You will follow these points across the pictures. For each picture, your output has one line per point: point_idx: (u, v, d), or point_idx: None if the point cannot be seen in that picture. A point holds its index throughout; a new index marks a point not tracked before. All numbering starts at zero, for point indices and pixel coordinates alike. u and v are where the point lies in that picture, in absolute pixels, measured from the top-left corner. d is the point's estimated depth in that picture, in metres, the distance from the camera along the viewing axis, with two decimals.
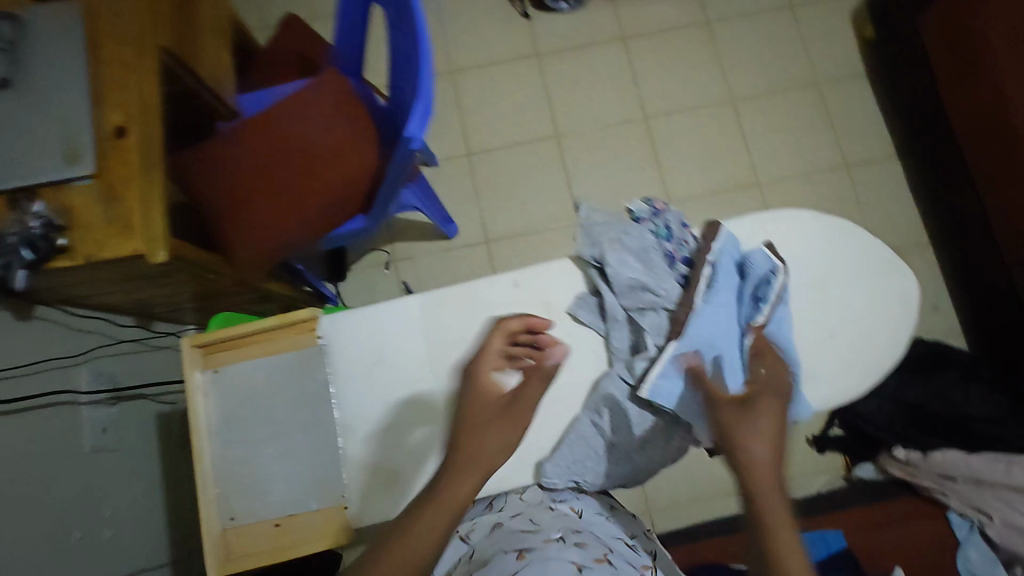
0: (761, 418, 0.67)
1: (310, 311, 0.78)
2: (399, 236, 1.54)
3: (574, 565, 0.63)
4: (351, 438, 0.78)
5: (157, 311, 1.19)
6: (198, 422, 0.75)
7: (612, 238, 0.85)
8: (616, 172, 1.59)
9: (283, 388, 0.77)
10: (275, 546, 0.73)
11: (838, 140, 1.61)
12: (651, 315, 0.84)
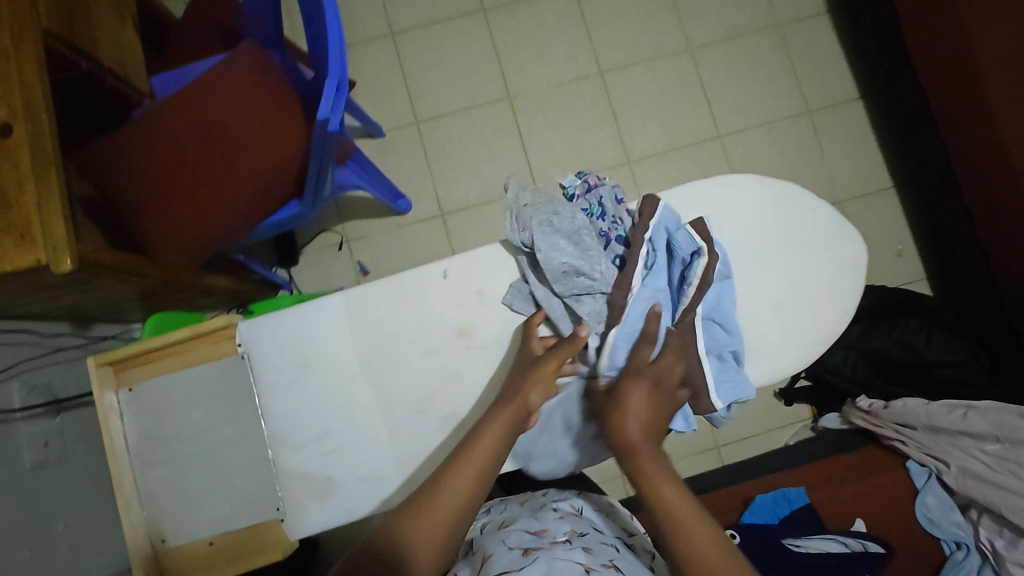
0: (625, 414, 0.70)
1: (224, 319, 0.75)
2: (350, 216, 1.48)
3: (581, 566, 0.63)
4: (283, 448, 0.75)
5: (92, 314, 1.13)
6: (115, 444, 0.72)
7: (541, 220, 0.76)
8: (573, 132, 1.52)
9: (202, 402, 0.74)
10: (211, 564, 0.72)
11: (799, 85, 1.55)
12: (590, 300, 0.77)
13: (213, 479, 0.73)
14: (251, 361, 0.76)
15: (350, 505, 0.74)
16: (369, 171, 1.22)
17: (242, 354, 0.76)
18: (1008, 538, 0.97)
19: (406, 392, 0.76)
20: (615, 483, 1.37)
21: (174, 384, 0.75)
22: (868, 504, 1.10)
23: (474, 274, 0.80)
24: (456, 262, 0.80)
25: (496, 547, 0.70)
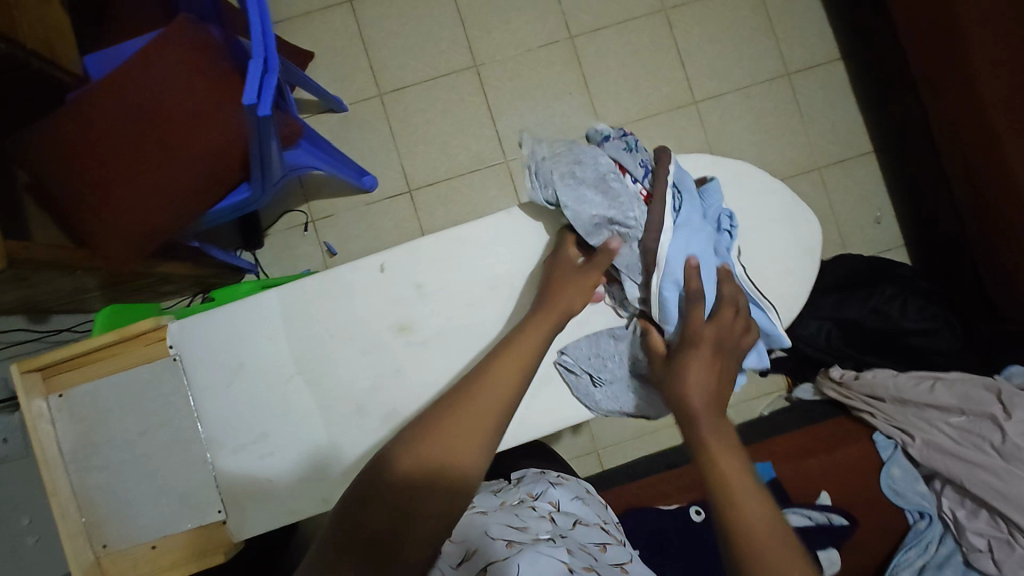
0: (687, 368, 0.65)
1: (151, 321, 0.73)
2: (314, 195, 1.43)
3: (564, 565, 0.60)
4: (222, 450, 0.74)
5: (47, 308, 1.10)
6: (46, 451, 0.71)
7: (563, 172, 0.71)
8: (543, 100, 1.46)
9: (134, 406, 0.73)
10: (155, 567, 0.72)
11: (778, 46, 1.49)
12: (627, 248, 0.72)
13: (150, 484, 0.72)
14: (182, 363, 0.74)
15: (291, 506, 0.73)
16: (325, 152, 1.17)
17: (173, 356, 0.74)
18: (969, 509, 0.99)
19: (346, 389, 0.75)
20: (590, 458, 1.37)
21: (104, 390, 0.73)
22: (837, 477, 1.09)
23: (414, 266, 0.77)
24: (395, 254, 0.77)
25: (478, 537, 0.64)
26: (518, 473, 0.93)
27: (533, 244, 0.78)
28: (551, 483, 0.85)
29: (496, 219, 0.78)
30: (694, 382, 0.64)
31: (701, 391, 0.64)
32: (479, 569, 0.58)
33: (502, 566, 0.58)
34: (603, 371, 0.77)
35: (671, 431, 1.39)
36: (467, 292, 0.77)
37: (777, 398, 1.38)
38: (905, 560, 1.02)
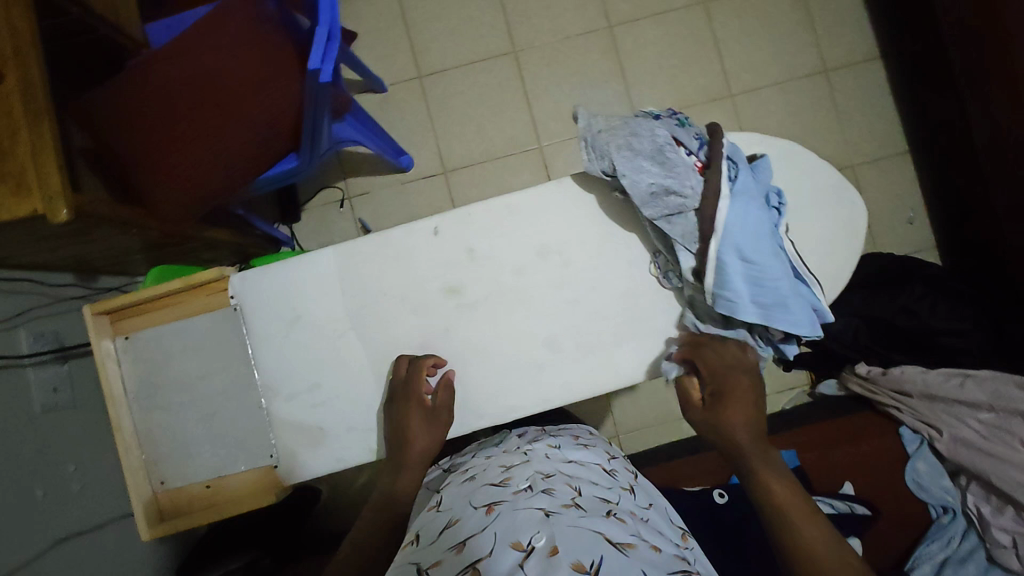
0: (728, 413, 0.72)
1: (213, 272, 0.75)
2: (350, 172, 1.46)
3: (541, 511, 0.62)
4: (275, 398, 0.77)
5: (97, 266, 1.15)
6: (113, 389, 0.75)
7: (619, 144, 0.73)
8: (579, 88, 1.48)
9: (196, 352, 0.77)
10: (208, 506, 0.76)
11: (818, 43, 1.49)
12: (683, 219, 0.73)
13: (207, 426, 0.76)
14: (242, 313, 0.77)
15: (341, 454, 0.77)
16: (368, 128, 1.21)
17: (234, 305, 0.77)
18: (994, 505, 0.99)
19: (400, 344, 0.78)
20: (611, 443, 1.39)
21: (168, 334, 0.77)
22: (860, 469, 1.10)
23: (467, 229, 0.79)
24: (448, 218, 0.79)
25: (462, 510, 0.67)
26: (516, 430, 0.96)
27: (581, 217, 0.79)
28: (552, 438, 0.90)
29: (547, 189, 0.80)
30: (738, 426, 0.72)
31: (747, 434, 0.72)
32: (461, 541, 0.61)
33: (480, 536, 0.60)
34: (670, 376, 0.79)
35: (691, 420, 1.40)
36: (515, 259, 0.79)
37: (798, 392, 1.40)
38: (925, 552, 1.02)
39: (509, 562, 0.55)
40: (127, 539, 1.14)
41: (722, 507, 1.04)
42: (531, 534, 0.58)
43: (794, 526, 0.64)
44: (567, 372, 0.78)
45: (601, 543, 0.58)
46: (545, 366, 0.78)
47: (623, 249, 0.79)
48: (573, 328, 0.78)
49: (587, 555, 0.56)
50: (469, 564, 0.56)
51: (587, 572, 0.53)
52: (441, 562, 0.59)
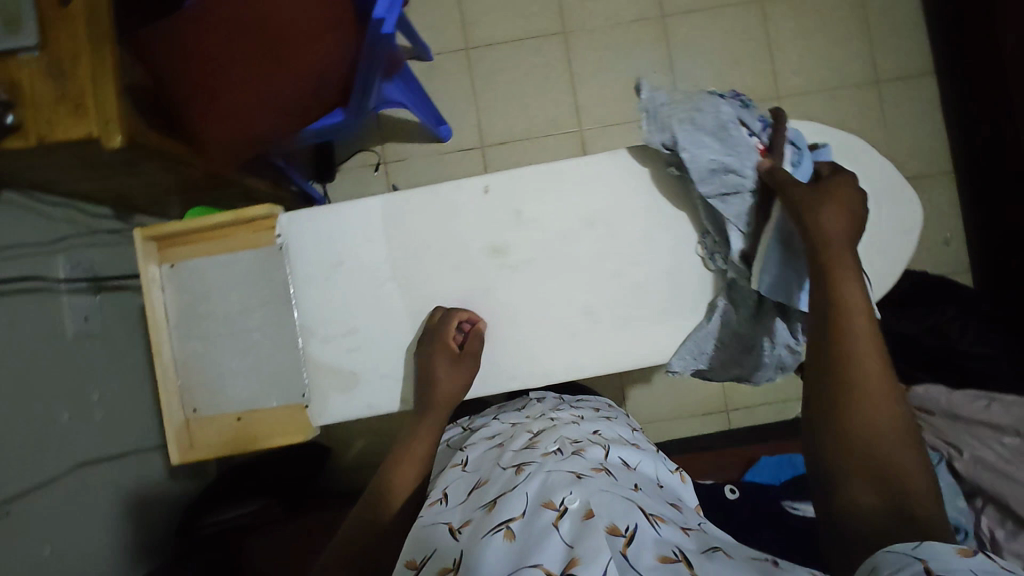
0: (824, 206, 0.67)
1: (263, 210, 0.76)
2: (389, 135, 1.46)
3: (572, 474, 0.62)
4: (313, 338, 0.79)
5: (136, 202, 1.16)
6: (156, 314, 0.78)
7: (683, 118, 0.73)
8: (625, 76, 1.46)
9: (236, 288, 0.79)
10: (237, 439, 0.78)
11: (872, 52, 1.46)
12: (738, 201, 0.73)
13: (244, 359, 0.79)
14: (286, 254, 0.78)
15: (370, 402, 0.79)
16: (415, 92, 1.22)
17: (279, 246, 0.78)
18: (1009, 529, 0.97)
19: (438, 297, 0.79)
20: None
21: (213, 266, 0.79)
22: None
23: (516, 192, 0.79)
24: (499, 176, 0.79)
25: (489, 472, 0.69)
26: (535, 399, 0.97)
27: (629, 192, 0.79)
28: (573, 408, 0.91)
29: (601, 159, 0.79)
30: (832, 218, 0.66)
31: (843, 261, 0.65)
32: (491, 501, 0.62)
33: (511, 493, 0.61)
34: (703, 360, 0.78)
35: (703, 419, 1.40)
36: (560, 225, 0.79)
37: None
38: None
39: (544, 520, 0.55)
40: (140, 474, 1.15)
41: (731, 503, 1.04)
42: (563, 495, 0.58)
43: (853, 351, 0.63)
44: (600, 343, 0.79)
45: (634, 511, 0.57)
46: (579, 334, 0.79)
47: (667, 229, 0.79)
48: (608, 302, 0.79)
49: (623, 520, 0.55)
50: (500, 524, 0.56)
51: (621, 535, 0.53)
52: (472, 520, 0.60)
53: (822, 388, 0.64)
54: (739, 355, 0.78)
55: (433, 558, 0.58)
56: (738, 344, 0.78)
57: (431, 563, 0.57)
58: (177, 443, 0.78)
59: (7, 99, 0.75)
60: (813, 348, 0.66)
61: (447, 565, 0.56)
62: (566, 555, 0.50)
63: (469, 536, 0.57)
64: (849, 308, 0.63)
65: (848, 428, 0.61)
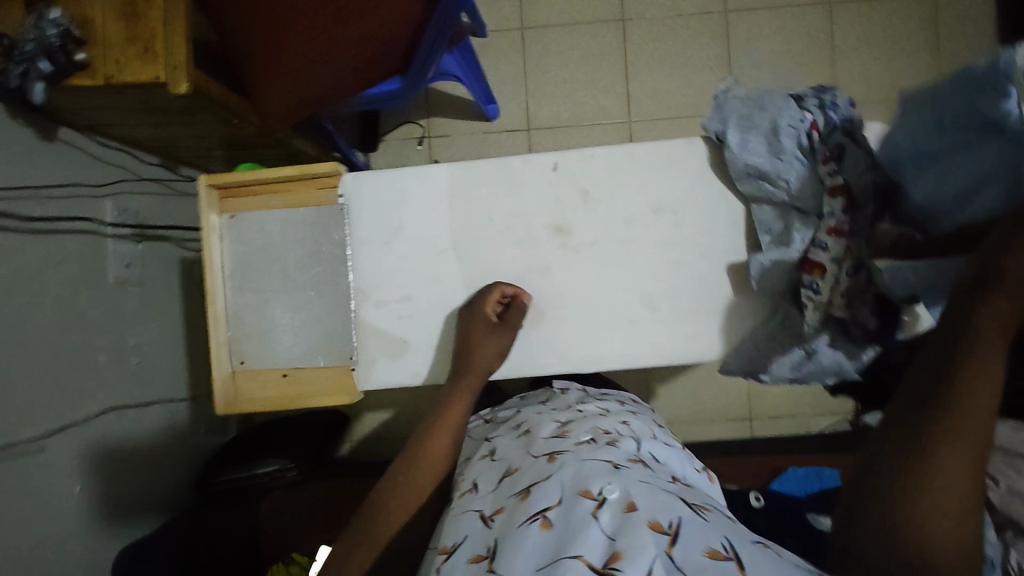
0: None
1: (328, 168, 0.78)
2: (437, 110, 1.45)
3: (608, 463, 0.62)
4: (366, 303, 0.81)
5: (184, 154, 1.17)
6: (213, 262, 0.81)
7: (741, 115, 0.72)
8: (680, 70, 1.43)
9: (292, 245, 0.81)
10: (281, 393, 0.81)
11: (938, 67, 1.41)
12: (768, 205, 0.73)
13: (295, 317, 0.81)
14: (345, 214, 0.80)
15: (416, 370, 0.81)
16: (471, 65, 1.23)
17: (341, 206, 0.80)
18: None
19: (497, 273, 0.80)
20: None
21: (272, 220, 0.81)
22: None
23: (585, 172, 0.79)
24: (569, 155, 0.79)
25: (521, 458, 0.68)
26: (561, 388, 0.96)
27: (696, 183, 0.78)
28: (597, 401, 0.90)
29: (676, 144, 0.78)
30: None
31: (1002, 319, 0.50)
32: (524, 488, 0.62)
33: (546, 483, 0.60)
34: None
35: (727, 425, 1.39)
36: (626, 212, 0.79)
37: (840, 419, 1.37)
38: None
39: (583, 509, 0.55)
40: (166, 424, 1.16)
41: (755, 510, 1.03)
42: (601, 485, 0.57)
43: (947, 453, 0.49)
44: (651, 333, 0.79)
45: (677, 504, 0.56)
46: (635, 322, 0.79)
47: (732, 225, 0.78)
48: (659, 294, 0.79)
49: (665, 515, 0.53)
50: (537, 512, 0.57)
51: (666, 532, 0.51)
52: (505, 508, 0.61)
53: (905, 427, 0.51)
54: (799, 362, 0.72)
55: (466, 544, 0.59)
56: (798, 351, 0.71)
57: (463, 549, 0.58)
58: (223, 395, 0.81)
59: (78, 36, 0.75)
60: (912, 392, 0.53)
61: (479, 553, 0.57)
62: (608, 548, 0.51)
63: (503, 526, 0.58)
64: (965, 407, 0.49)
65: (915, 489, 0.49)
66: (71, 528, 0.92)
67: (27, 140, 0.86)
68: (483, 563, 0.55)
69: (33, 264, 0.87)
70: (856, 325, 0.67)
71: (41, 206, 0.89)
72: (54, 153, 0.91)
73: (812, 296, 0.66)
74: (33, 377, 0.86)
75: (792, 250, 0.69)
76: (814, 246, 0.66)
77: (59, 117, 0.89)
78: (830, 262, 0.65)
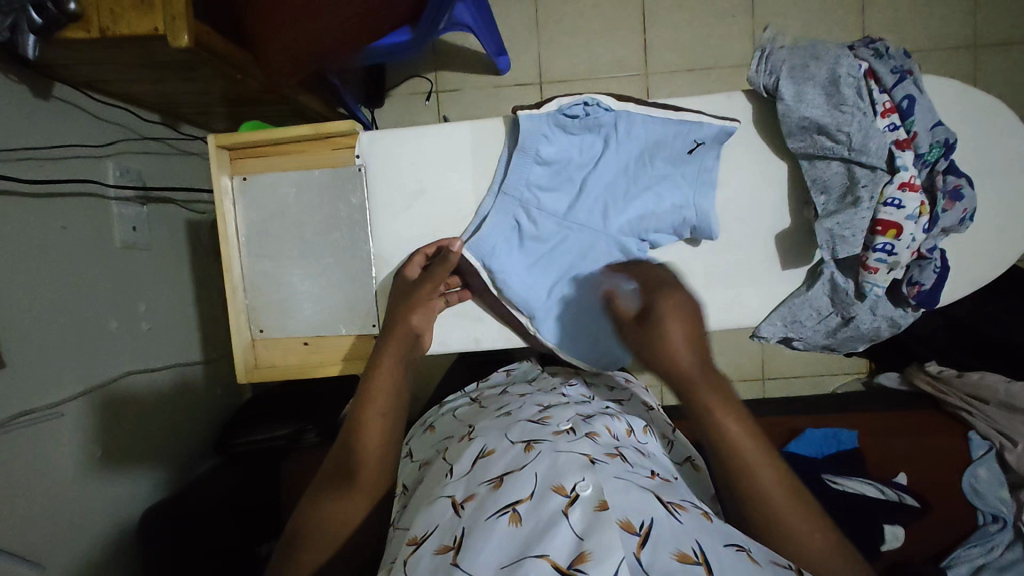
0: (666, 323, 0.58)
1: (347, 126, 0.76)
2: (445, 63, 1.39)
3: (585, 457, 0.56)
4: (385, 268, 0.80)
5: (184, 111, 1.12)
6: (227, 226, 0.79)
7: (793, 65, 0.71)
8: (702, 17, 1.35)
9: (311, 209, 0.79)
10: (303, 358, 0.81)
11: (976, 11, 1.33)
12: (826, 165, 0.71)
13: (315, 283, 0.80)
14: (366, 174, 0.79)
15: (443, 337, 0.83)
16: (482, 12, 1.16)
17: (359, 166, 0.79)
18: None
19: None
20: (654, 389, 1.40)
21: (287, 181, 0.79)
22: (917, 463, 1.07)
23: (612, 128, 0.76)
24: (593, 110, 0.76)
25: (497, 441, 0.63)
26: (549, 372, 0.88)
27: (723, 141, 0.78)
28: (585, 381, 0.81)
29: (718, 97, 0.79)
30: (677, 335, 0.57)
31: (722, 397, 0.57)
32: (498, 477, 0.56)
33: (519, 474, 0.55)
34: (793, 329, 0.78)
35: (740, 386, 1.39)
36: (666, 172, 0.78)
37: (853, 379, 1.38)
38: (964, 554, 0.97)
39: (551, 506, 0.50)
40: (181, 387, 1.16)
41: None
42: (575, 479, 0.53)
43: (778, 509, 0.55)
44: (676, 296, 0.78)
45: (651, 501, 0.52)
46: None
47: (776, 185, 0.78)
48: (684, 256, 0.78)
49: (637, 513, 0.50)
50: (505, 507, 0.52)
51: (635, 533, 0.48)
52: (476, 496, 0.55)
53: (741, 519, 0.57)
54: (834, 328, 0.77)
55: (434, 534, 0.54)
56: (836, 316, 0.76)
57: (430, 540, 0.54)
58: (244, 362, 0.80)
59: None
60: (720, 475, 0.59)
61: (446, 543, 0.52)
62: (575, 548, 0.47)
63: (472, 516, 0.53)
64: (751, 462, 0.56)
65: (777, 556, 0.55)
66: (93, 490, 0.93)
67: (21, 97, 0.82)
68: (447, 556, 0.50)
69: (35, 228, 0.84)
70: (914, 284, 0.72)
71: (41, 168, 0.85)
72: (50, 111, 0.87)
73: (889, 257, 0.69)
74: (45, 343, 0.85)
75: (860, 211, 0.69)
76: (884, 206, 0.69)
77: (53, 71, 0.84)
78: (905, 220, 0.68)
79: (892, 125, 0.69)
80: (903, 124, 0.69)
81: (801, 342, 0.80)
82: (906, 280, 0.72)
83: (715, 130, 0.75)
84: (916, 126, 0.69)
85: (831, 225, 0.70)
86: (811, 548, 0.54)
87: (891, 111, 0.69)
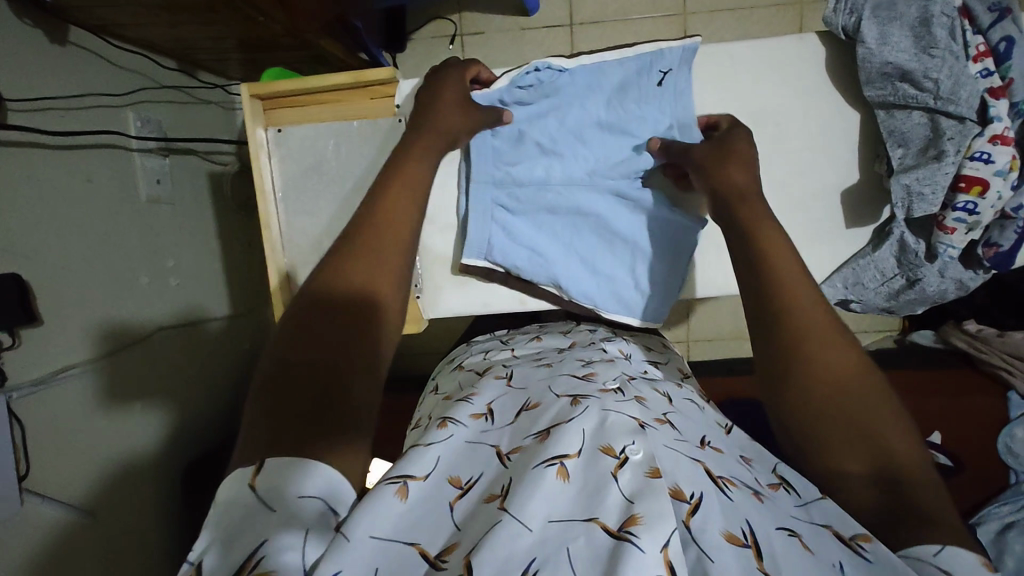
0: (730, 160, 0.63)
1: (388, 76, 0.73)
2: (469, 4, 1.31)
3: (636, 420, 0.48)
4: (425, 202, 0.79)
5: (201, 57, 1.07)
6: (263, 180, 0.77)
7: (878, 3, 0.66)
8: None
9: (349, 164, 0.77)
10: None
11: None
12: (906, 115, 0.67)
13: None
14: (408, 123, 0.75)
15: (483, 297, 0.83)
16: None
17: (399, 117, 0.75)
18: None
19: (573, 193, 0.78)
20: (680, 345, 1.39)
21: (324, 134, 0.77)
22: (949, 419, 1.07)
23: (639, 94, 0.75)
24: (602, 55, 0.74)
25: (541, 394, 0.56)
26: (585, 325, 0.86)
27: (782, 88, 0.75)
28: (623, 341, 0.79)
29: (783, 43, 0.74)
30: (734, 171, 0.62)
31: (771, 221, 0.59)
32: (545, 429, 0.48)
33: (568, 425, 0.47)
34: (854, 292, 0.76)
35: None
36: None
37: (883, 337, 1.36)
38: (994, 513, 0.95)
39: (598, 469, 0.43)
40: (212, 341, 1.17)
41: None
42: (625, 441, 0.45)
43: (810, 323, 0.51)
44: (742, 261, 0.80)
45: (701, 472, 0.45)
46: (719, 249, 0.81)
47: (843, 136, 0.75)
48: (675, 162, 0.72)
49: (689, 483, 0.43)
50: (553, 458, 0.44)
51: (686, 501, 0.42)
52: (522, 447, 0.48)
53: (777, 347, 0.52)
54: (897, 291, 0.75)
55: (482, 481, 0.45)
56: (901, 278, 0.74)
57: (478, 488, 0.45)
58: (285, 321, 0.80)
59: None
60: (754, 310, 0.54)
61: (493, 491, 0.44)
62: (624, 510, 0.40)
63: (517, 465, 0.45)
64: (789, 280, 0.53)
65: (810, 387, 0.49)
66: (132, 441, 0.95)
67: (38, 44, 0.78)
68: (496, 502, 0.42)
69: (61, 183, 0.82)
70: (991, 245, 0.70)
71: (62, 119, 0.82)
72: (67, 58, 0.83)
73: (969, 217, 0.66)
74: (78, 300, 0.84)
75: (944, 165, 0.65)
76: (970, 160, 0.65)
77: (67, 14, 0.80)
78: (993, 176, 0.64)
79: (986, 71, 0.65)
80: (999, 70, 0.65)
81: (860, 305, 0.77)
82: (983, 241, 0.70)
83: (677, 53, 0.74)
84: (1012, 72, 0.65)
85: (908, 180, 0.67)
86: (840, 368, 0.50)
87: (985, 55, 0.65)
